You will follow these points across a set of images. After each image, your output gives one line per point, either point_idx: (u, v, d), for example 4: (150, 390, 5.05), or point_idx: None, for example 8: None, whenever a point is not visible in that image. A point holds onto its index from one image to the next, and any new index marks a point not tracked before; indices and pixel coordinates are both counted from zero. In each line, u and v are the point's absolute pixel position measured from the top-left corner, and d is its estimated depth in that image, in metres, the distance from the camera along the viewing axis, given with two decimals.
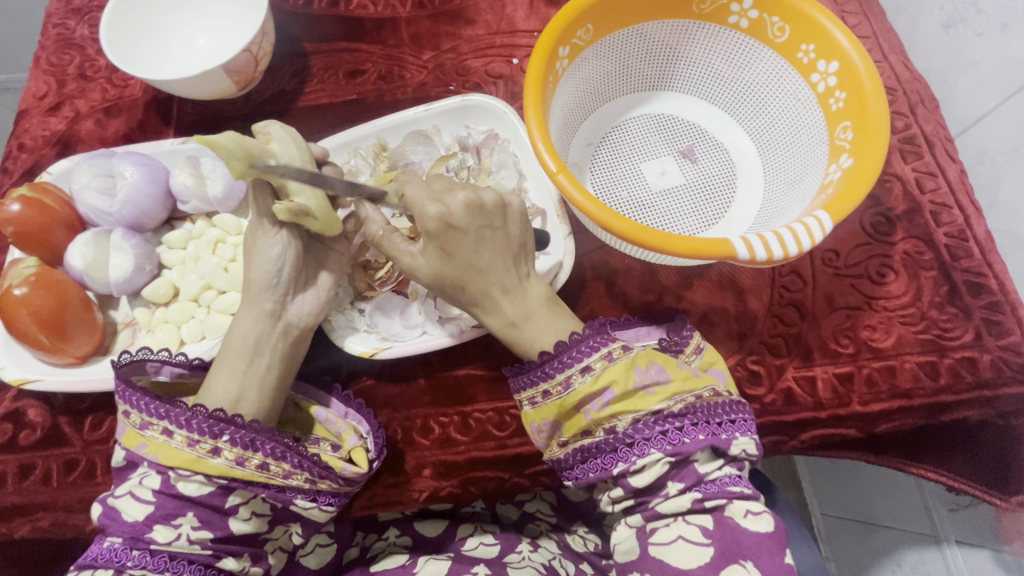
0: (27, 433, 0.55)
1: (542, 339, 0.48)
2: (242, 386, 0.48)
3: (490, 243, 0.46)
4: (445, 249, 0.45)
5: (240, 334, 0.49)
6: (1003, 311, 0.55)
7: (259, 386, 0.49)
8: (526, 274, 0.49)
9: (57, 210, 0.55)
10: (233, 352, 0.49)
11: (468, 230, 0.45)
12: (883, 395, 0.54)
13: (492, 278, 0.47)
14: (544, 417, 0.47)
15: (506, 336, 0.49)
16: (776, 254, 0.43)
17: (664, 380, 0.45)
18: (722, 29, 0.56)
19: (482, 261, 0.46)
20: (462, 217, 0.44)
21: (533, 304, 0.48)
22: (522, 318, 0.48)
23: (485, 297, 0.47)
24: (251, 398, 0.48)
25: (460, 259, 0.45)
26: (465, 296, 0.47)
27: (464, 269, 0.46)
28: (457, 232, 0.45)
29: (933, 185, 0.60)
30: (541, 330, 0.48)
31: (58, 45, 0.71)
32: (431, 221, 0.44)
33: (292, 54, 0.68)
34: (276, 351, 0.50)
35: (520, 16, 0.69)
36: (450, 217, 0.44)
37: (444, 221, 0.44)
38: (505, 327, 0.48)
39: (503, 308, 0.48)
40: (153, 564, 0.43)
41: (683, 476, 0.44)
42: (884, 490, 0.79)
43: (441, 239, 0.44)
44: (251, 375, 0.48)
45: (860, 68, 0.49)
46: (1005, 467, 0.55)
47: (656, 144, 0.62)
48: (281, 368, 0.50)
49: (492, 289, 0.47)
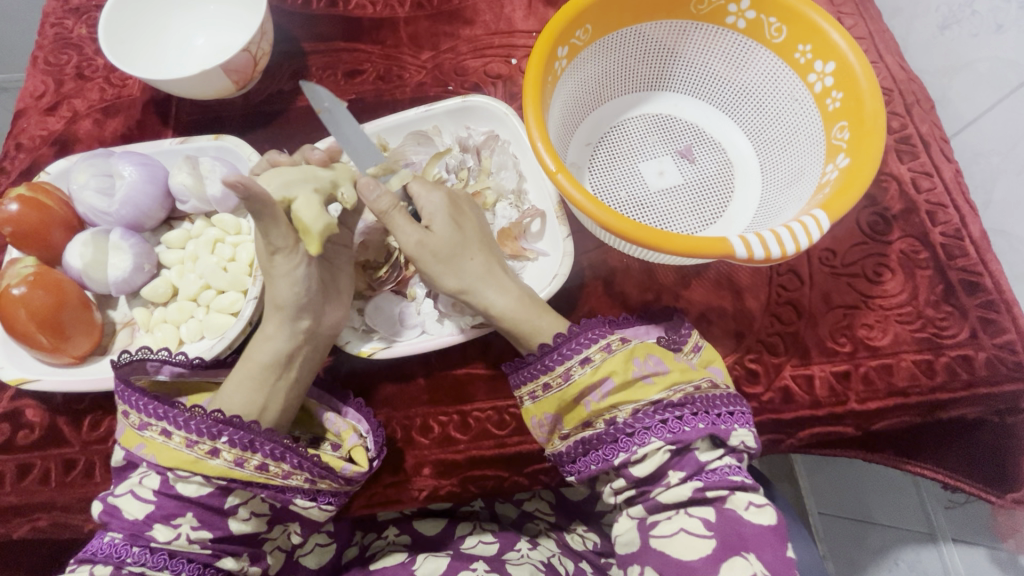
0: (25, 433, 0.55)
1: (545, 318, 0.49)
2: (270, 397, 0.48)
3: (485, 231, 0.53)
4: (455, 221, 0.50)
5: (270, 348, 0.49)
6: (998, 310, 0.55)
7: (286, 395, 0.49)
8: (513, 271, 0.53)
9: (55, 209, 0.55)
10: (261, 363, 0.48)
11: (469, 212, 0.52)
12: (880, 393, 0.54)
13: (489, 258, 0.51)
14: (545, 411, 0.48)
15: (513, 315, 0.49)
16: (775, 252, 0.43)
17: (662, 371, 0.46)
18: (720, 30, 0.57)
19: (484, 242, 0.51)
20: (463, 202, 0.52)
21: (530, 290, 0.51)
22: (526, 295, 0.50)
23: (492, 275, 0.50)
24: (278, 405, 0.49)
25: (467, 232, 0.50)
26: (474, 271, 0.50)
27: (473, 242, 0.50)
28: (462, 213, 0.51)
29: (928, 185, 0.60)
30: (543, 309, 0.50)
31: (56, 44, 0.70)
32: (440, 197, 0.50)
33: (291, 54, 0.69)
34: (304, 361, 0.50)
35: (518, 17, 0.69)
36: (455, 198, 0.51)
37: (451, 201, 0.51)
38: (515, 302, 0.49)
39: (508, 285, 0.50)
40: (153, 560, 0.43)
41: (683, 465, 0.44)
42: (879, 490, 0.80)
43: (451, 212, 0.50)
44: (280, 386, 0.49)
45: (857, 68, 0.50)
46: (1001, 465, 0.55)
47: (655, 144, 0.62)
48: (305, 377, 0.51)
49: (495, 267, 0.51)
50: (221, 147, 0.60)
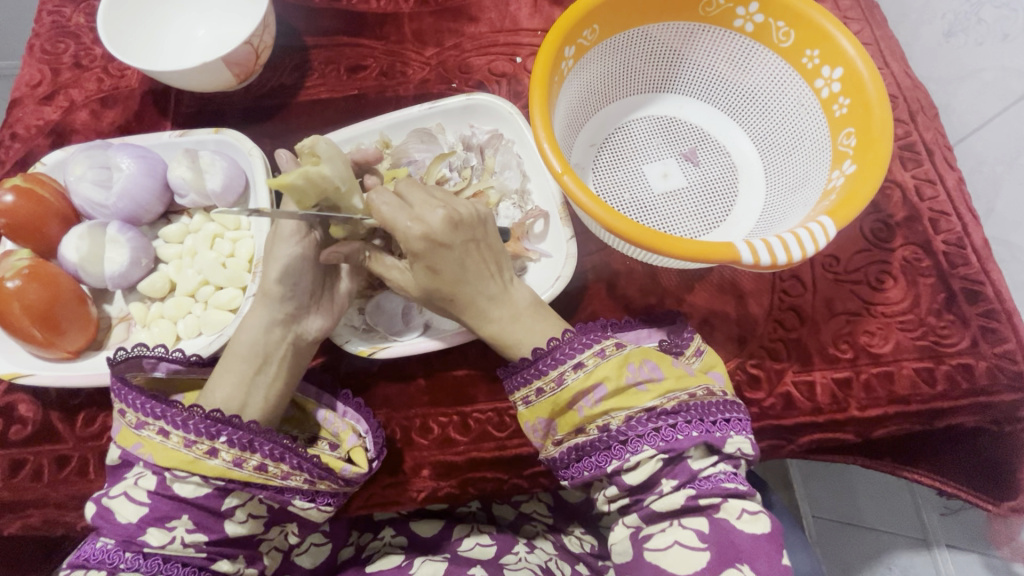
0: (18, 429, 0.54)
1: (530, 341, 0.48)
2: (250, 393, 0.47)
3: (474, 255, 0.47)
4: (432, 267, 0.45)
5: (248, 340, 0.48)
6: (999, 319, 0.55)
7: (268, 390, 0.48)
8: (508, 277, 0.49)
9: (51, 201, 0.54)
10: (240, 357, 0.48)
11: (455, 246, 0.45)
12: (881, 400, 0.54)
13: (477, 289, 0.47)
14: (538, 416, 0.47)
15: (497, 340, 0.49)
16: (782, 259, 0.43)
17: (657, 378, 0.45)
18: (727, 33, 0.57)
19: (467, 273, 0.46)
20: (444, 234, 0.44)
21: (519, 305, 0.49)
22: (513, 318, 0.48)
23: (472, 306, 0.48)
24: (259, 401, 0.48)
25: (448, 273, 0.46)
26: (455, 305, 0.48)
27: (451, 281, 0.46)
28: (443, 249, 0.45)
29: (932, 193, 0.60)
30: (531, 329, 0.48)
31: (53, 33, 0.69)
32: (414, 241, 0.44)
33: (293, 48, 0.68)
34: (284, 358, 0.49)
35: (523, 15, 0.69)
36: (433, 235, 0.44)
37: (428, 242, 0.44)
38: (495, 330, 0.48)
39: (493, 313, 0.48)
40: (147, 566, 0.42)
41: (677, 473, 0.43)
42: (872, 492, 0.80)
43: (428, 258, 0.45)
44: (258, 383, 0.48)
45: (865, 74, 0.50)
46: (999, 474, 0.55)
47: (659, 146, 0.62)
48: (289, 375, 0.49)
49: (481, 298, 0.47)
50: (221, 142, 0.60)
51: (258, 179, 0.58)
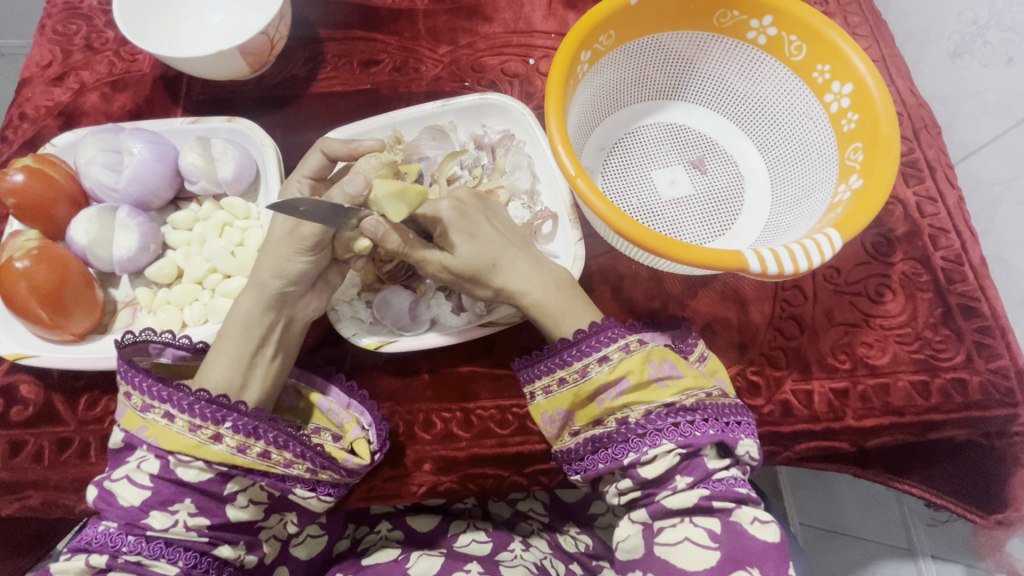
0: (19, 409, 0.54)
1: (575, 308, 0.49)
2: (248, 375, 0.48)
3: (499, 226, 0.50)
4: (468, 232, 0.48)
5: (241, 325, 0.48)
6: (993, 336, 0.56)
7: (263, 375, 0.49)
8: (537, 251, 0.52)
9: (61, 183, 0.54)
10: (237, 340, 0.48)
11: (480, 215, 0.49)
12: (876, 411, 0.55)
13: (512, 254, 0.49)
14: (558, 406, 0.48)
15: (545, 307, 0.49)
16: (788, 268, 0.44)
17: (676, 376, 0.46)
18: (739, 43, 0.58)
19: (499, 239, 0.49)
20: (468, 201, 0.49)
21: (557, 275, 0.50)
22: (552, 284, 0.50)
23: (514, 270, 0.49)
24: (257, 386, 0.48)
25: (484, 239, 0.48)
26: (497, 273, 0.48)
27: (490, 245, 0.48)
28: (472, 215, 0.48)
29: (932, 210, 0.61)
30: (571, 298, 0.50)
31: (65, 14, 0.69)
32: (446, 209, 0.47)
33: (306, 40, 0.68)
34: (279, 343, 0.50)
35: (537, 17, 0.69)
36: (460, 202, 0.48)
37: (456, 207, 0.48)
38: (540, 296, 0.49)
39: (534, 276, 0.49)
40: (150, 549, 0.42)
41: (691, 470, 0.44)
42: (860, 504, 0.82)
43: (462, 225, 0.48)
44: (257, 364, 0.48)
45: (874, 90, 0.51)
46: (988, 488, 0.56)
47: (668, 153, 0.62)
48: (285, 359, 0.50)
49: (520, 262, 0.49)
50: (233, 130, 0.60)
51: (269, 171, 0.58)
